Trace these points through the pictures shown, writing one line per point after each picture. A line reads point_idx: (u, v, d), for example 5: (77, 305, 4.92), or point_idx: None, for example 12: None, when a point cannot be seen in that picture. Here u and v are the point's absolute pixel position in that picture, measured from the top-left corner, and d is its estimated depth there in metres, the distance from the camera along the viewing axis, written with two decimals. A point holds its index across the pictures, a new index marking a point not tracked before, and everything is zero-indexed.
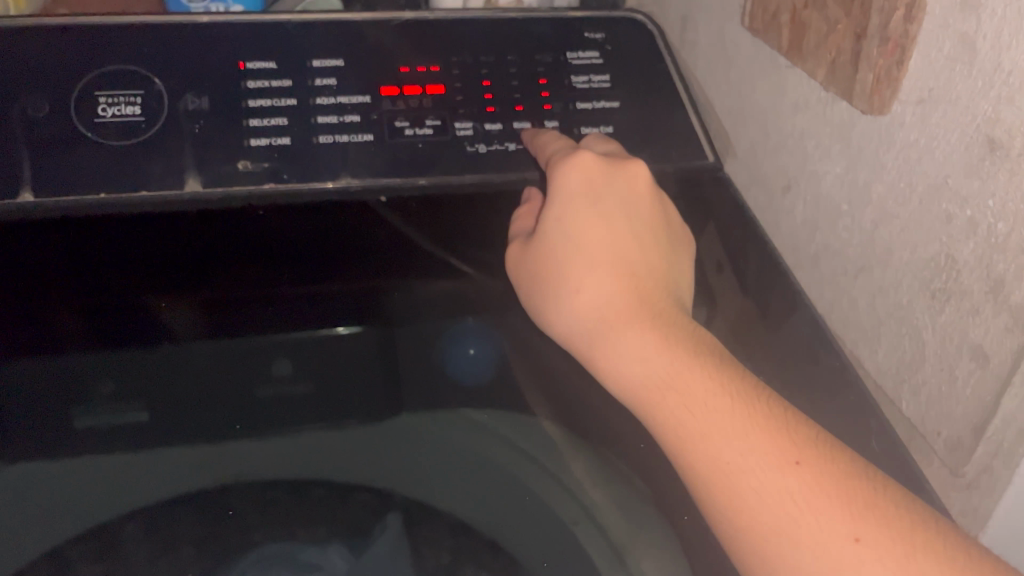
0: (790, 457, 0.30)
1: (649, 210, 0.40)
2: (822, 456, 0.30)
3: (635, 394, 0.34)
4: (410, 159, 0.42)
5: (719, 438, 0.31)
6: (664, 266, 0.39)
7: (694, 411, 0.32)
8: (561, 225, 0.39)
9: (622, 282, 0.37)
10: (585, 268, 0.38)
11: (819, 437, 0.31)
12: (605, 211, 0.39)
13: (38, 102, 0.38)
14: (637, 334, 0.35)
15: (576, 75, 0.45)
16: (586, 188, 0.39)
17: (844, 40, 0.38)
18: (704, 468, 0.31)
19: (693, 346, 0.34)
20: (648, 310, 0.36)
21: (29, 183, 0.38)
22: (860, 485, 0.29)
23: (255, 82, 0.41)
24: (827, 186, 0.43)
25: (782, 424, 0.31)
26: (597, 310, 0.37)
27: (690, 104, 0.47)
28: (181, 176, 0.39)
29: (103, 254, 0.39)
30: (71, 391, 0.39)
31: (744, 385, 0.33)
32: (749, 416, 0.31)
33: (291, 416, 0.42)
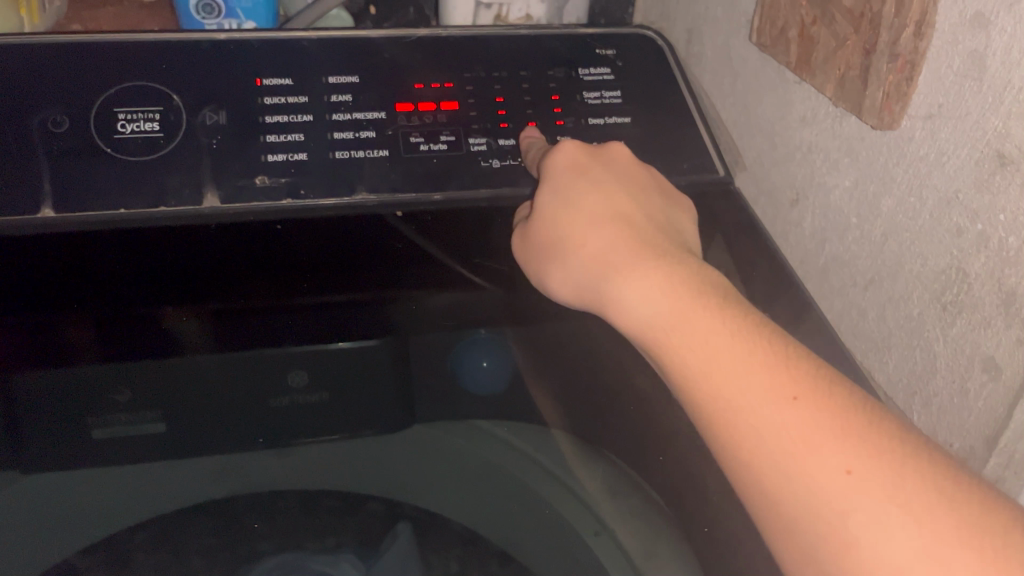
0: (788, 392, 0.29)
1: (641, 177, 0.41)
2: (820, 389, 0.29)
3: (641, 334, 0.34)
4: (425, 173, 0.42)
5: (721, 375, 0.30)
6: (662, 220, 0.39)
7: (697, 350, 0.31)
8: (559, 195, 0.39)
9: (623, 232, 0.37)
10: (587, 225, 0.37)
11: (817, 370, 0.30)
12: (596, 179, 0.39)
13: (58, 118, 0.39)
14: (641, 275, 0.34)
15: (588, 91, 0.46)
16: (574, 164, 0.39)
17: (853, 55, 0.38)
18: (705, 406, 0.30)
19: (695, 284, 0.33)
20: (653, 252, 0.35)
21: (48, 198, 0.38)
22: (856, 417, 0.28)
23: (272, 99, 0.42)
24: (836, 199, 0.43)
25: (784, 359, 0.30)
26: (601, 256, 0.36)
27: (699, 117, 0.47)
28: (198, 191, 0.39)
29: (115, 264, 0.38)
30: (84, 401, 0.38)
31: (744, 321, 0.32)
32: (750, 353, 0.30)
33: (304, 421, 0.43)
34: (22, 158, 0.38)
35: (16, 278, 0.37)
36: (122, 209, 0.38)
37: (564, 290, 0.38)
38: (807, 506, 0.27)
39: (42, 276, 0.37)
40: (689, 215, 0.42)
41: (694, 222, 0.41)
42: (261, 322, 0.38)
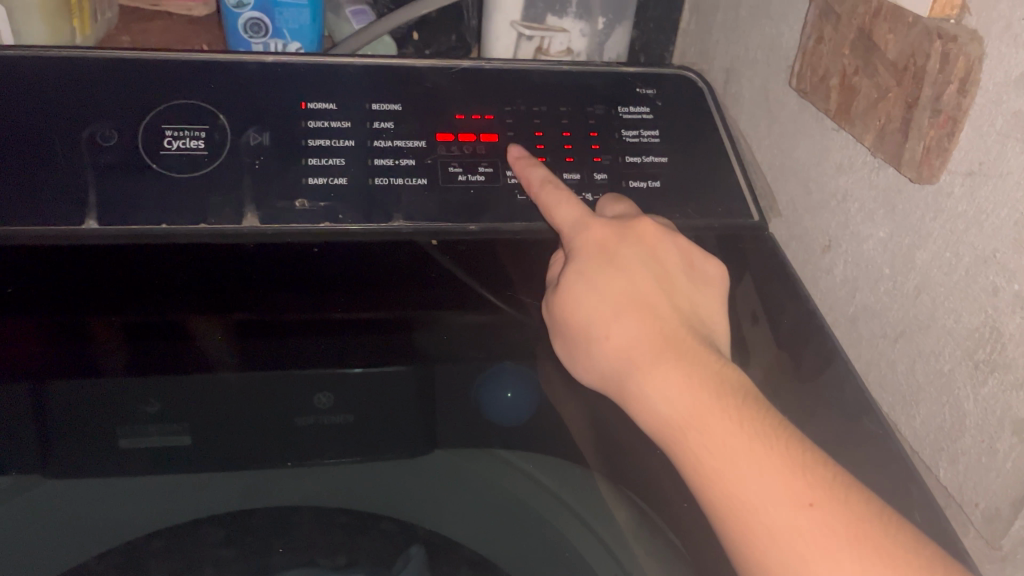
0: (804, 499, 0.31)
1: (668, 255, 0.41)
2: (834, 496, 0.31)
3: (659, 430, 0.35)
4: (462, 203, 0.43)
5: (738, 476, 0.32)
6: (687, 307, 0.39)
7: (714, 452, 0.33)
8: (585, 278, 0.39)
9: (646, 322, 0.38)
10: (612, 312, 0.38)
11: (831, 476, 0.32)
12: (621, 262, 0.39)
13: (108, 132, 0.40)
14: (662, 371, 0.36)
15: (627, 129, 0.46)
16: (599, 247, 0.40)
17: (894, 108, 0.38)
18: (721, 505, 0.32)
19: (716, 383, 0.35)
20: (674, 347, 0.36)
21: (94, 210, 0.39)
22: (868, 526, 0.31)
23: (315, 122, 0.43)
24: (869, 249, 0.43)
25: (800, 464, 0.32)
26: (625, 352, 0.37)
27: (736, 161, 0.47)
28: (239, 210, 0.41)
29: (157, 272, 0.39)
30: (115, 412, 0.38)
31: (761, 423, 0.33)
32: (769, 456, 0.32)
33: (329, 443, 0.42)
34: (72, 170, 0.39)
35: (62, 283, 0.38)
36: (164, 224, 0.40)
37: (589, 378, 0.39)
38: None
39: (82, 278, 0.38)
40: (719, 291, 0.42)
41: (722, 301, 0.42)
42: (290, 347, 0.39)
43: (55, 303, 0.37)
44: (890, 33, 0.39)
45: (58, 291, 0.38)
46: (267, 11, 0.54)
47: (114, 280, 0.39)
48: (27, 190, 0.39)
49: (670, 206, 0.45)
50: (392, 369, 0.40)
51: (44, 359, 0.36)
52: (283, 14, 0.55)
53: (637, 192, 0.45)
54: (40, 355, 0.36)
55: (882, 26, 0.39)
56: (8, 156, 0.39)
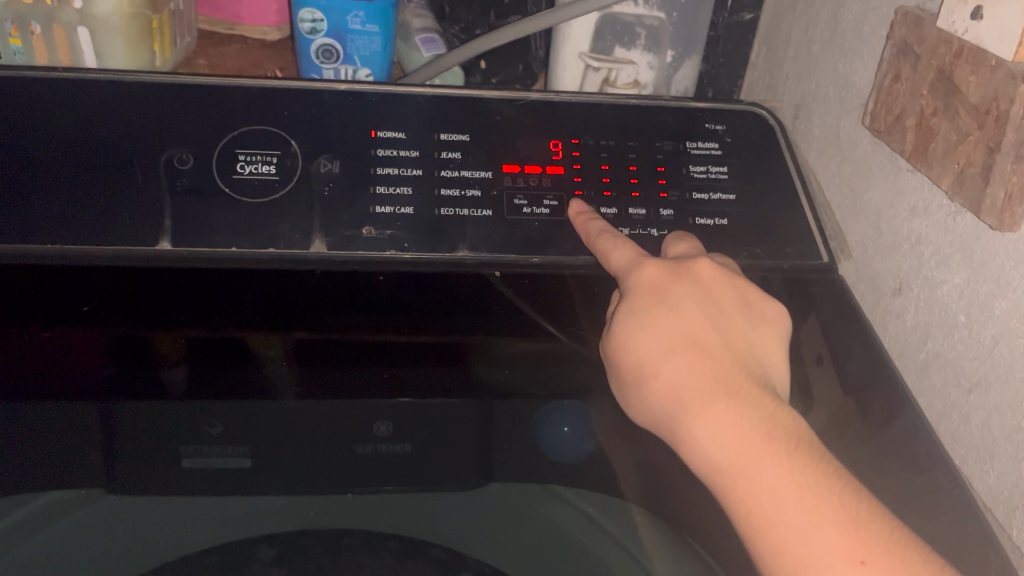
0: (855, 556, 0.30)
1: (726, 294, 0.40)
2: (890, 554, 0.30)
3: (708, 475, 0.34)
4: (526, 236, 0.42)
5: (785, 528, 0.31)
6: (744, 346, 0.38)
7: (764, 502, 0.32)
8: (636, 316, 0.39)
9: (698, 362, 0.37)
10: (663, 352, 0.38)
11: (889, 529, 0.31)
12: (674, 300, 0.39)
13: (184, 155, 0.41)
14: (712, 413, 0.35)
15: (694, 165, 0.46)
16: (652, 286, 0.39)
17: (975, 152, 0.37)
18: (772, 560, 0.32)
19: (768, 427, 0.34)
20: (726, 390, 0.36)
21: (168, 232, 0.40)
22: None
23: (385, 150, 0.43)
24: (943, 294, 0.42)
25: (854, 517, 0.31)
26: (675, 393, 0.36)
27: (807, 201, 0.46)
28: (308, 236, 0.41)
29: (221, 293, 0.40)
30: (179, 430, 0.40)
31: (813, 472, 0.32)
32: (820, 507, 0.31)
33: (385, 471, 0.43)
34: (149, 192, 0.40)
35: (124, 298, 0.39)
36: (233, 248, 0.40)
37: (642, 419, 0.39)
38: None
39: (150, 296, 0.39)
40: (781, 331, 0.40)
41: (784, 342, 0.40)
42: (350, 377, 0.40)
43: (118, 317, 0.38)
44: (972, 75, 0.38)
45: (121, 306, 0.38)
46: (340, 38, 0.55)
47: (182, 297, 0.39)
48: (106, 209, 0.39)
49: (736, 244, 0.44)
50: (452, 401, 0.41)
51: (111, 378, 0.38)
52: (355, 41, 0.56)
53: (704, 230, 0.44)
54: (107, 374, 0.38)
55: (964, 68, 0.38)
56: (91, 175, 0.40)
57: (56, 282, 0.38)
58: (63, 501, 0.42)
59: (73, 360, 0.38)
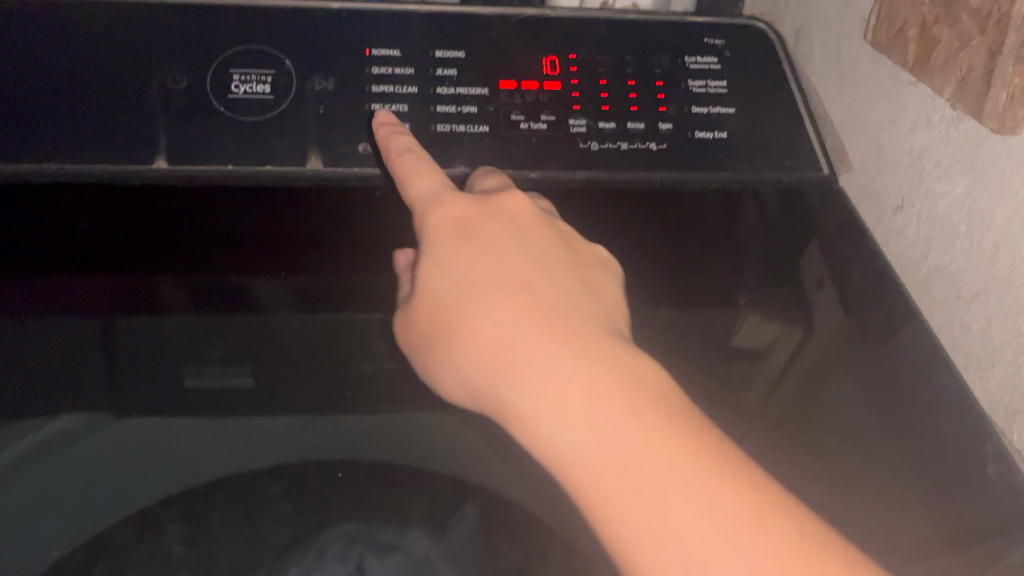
0: (752, 550, 0.28)
1: (542, 235, 0.38)
2: (778, 533, 0.29)
3: (555, 461, 0.32)
4: (524, 151, 0.42)
5: (661, 523, 0.29)
6: (575, 289, 0.36)
7: (628, 486, 0.30)
8: (448, 272, 0.36)
9: (530, 315, 0.35)
10: (478, 299, 0.35)
11: (767, 501, 0.30)
12: (485, 239, 0.37)
13: (178, 75, 0.41)
14: (497, 339, 0.34)
15: (693, 79, 0.45)
16: (455, 230, 0.37)
17: (977, 57, 0.37)
18: (644, 558, 0.29)
19: (628, 396, 0.31)
20: (577, 349, 0.33)
21: (163, 150, 0.40)
22: (824, 569, 0.28)
23: (379, 68, 0.43)
24: (944, 206, 0.42)
25: (734, 498, 0.29)
26: (499, 351, 0.34)
27: (807, 117, 0.46)
28: (304, 155, 0.42)
29: (205, 224, 0.39)
30: (182, 352, 0.40)
31: (688, 441, 0.31)
32: (709, 494, 0.29)
33: (386, 390, 0.43)
34: (143, 111, 0.40)
35: (111, 232, 0.39)
36: (230, 165, 0.41)
37: (454, 387, 0.37)
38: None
39: (140, 230, 0.39)
40: (593, 270, 0.38)
41: (613, 287, 0.38)
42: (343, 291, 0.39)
43: (102, 252, 0.38)
44: None
45: (106, 241, 0.38)
46: None
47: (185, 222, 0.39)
48: (102, 129, 0.40)
49: (735, 159, 0.44)
50: None
51: (97, 307, 0.38)
52: None
53: (704, 143, 0.44)
54: (94, 302, 0.38)
55: None
56: (86, 94, 0.40)
57: (54, 207, 0.39)
58: (72, 429, 0.41)
59: (77, 284, 0.37)
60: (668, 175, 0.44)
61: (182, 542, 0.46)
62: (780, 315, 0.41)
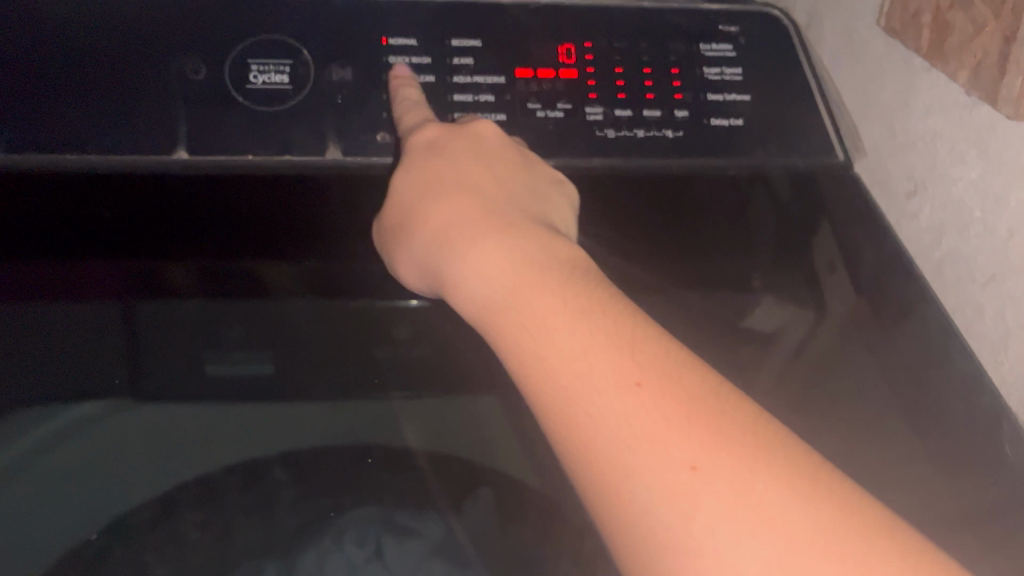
0: (630, 377, 0.28)
1: (506, 156, 0.38)
2: (673, 384, 0.28)
3: (477, 315, 0.32)
4: (541, 138, 0.43)
5: (571, 376, 0.28)
6: (518, 189, 0.36)
7: (535, 332, 0.29)
8: (408, 174, 0.37)
9: (465, 197, 0.35)
10: (429, 191, 0.36)
11: (681, 368, 0.28)
12: (451, 154, 0.37)
13: (195, 63, 0.41)
14: (444, 208, 0.34)
15: (709, 66, 0.45)
16: (429, 145, 0.37)
17: (993, 43, 0.37)
18: (546, 400, 0.28)
19: (545, 259, 0.31)
20: (502, 220, 0.33)
21: (184, 140, 0.40)
22: (722, 421, 0.27)
23: (396, 58, 0.43)
24: (959, 191, 0.42)
25: (638, 349, 0.28)
26: (438, 227, 0.34)
27: (823, 103, 0.46)
28: (323, 143, 0.41)
29: (219, 210, 0.41)
30: (203, 338, 0.44)
31: (601, 301, 0.30)
32: (612, 342, 0.28)
33: (403, 373, 0.48)
34: (162, 100, 0.40)
35: (127, 216, 0.40)
36: (249, 156, 0.41)
37: (408, 271, 0.37)
38: (653, 521, 0.26)
39: (155, 213, 0.40)
40: (543, 182, 0.38)
41: (562, 206, 0.38)
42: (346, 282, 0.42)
43: (118, 241, 0.39)
44: None
45: (122, 226, 0.40)
46: None
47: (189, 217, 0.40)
48: (121, 120, 0.40)
49: (755, 142, 0.44)
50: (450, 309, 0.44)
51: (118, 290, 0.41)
52: None
53: (719, 131, 0.44)
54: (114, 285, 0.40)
55: None
56: (102, 82, 0.40)
57: (60, 195, 0.39)
58: (90, 416, 0.46)
59: (89, 274, 0.40)
60: (683, 163, 0.44)
61: (198, 525, 0.48)
62: (791, 298, 0.46)
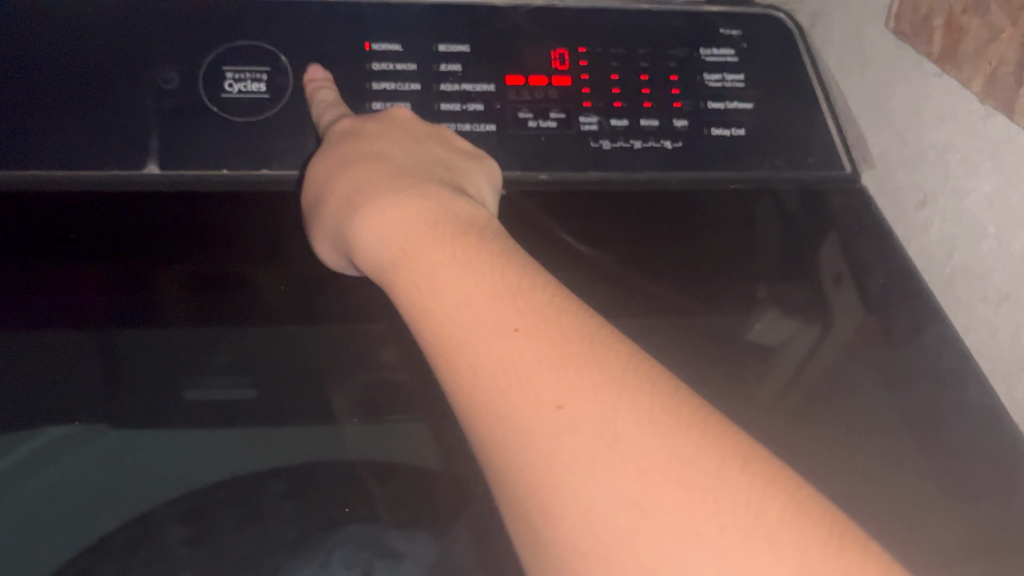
0: (509, 324, 0.26)
1: (414, 129, 0.37)
2: (553, 326, 0.26)
3: (381, 276, 0.30)
4: (533, 150, 0.41)
5: (455, 319, 0.27)
6: (430, 159, 0.35)
7: (427, 280, 0.28)
8: (323, 149, 0.36)
9: (375, 166, 0.34)
10: (339, 162, 0.35)
11: (574, 316, 0.27)
12: (362, 129, 0.36)
13: (169, 74, 0.39)
14: (348, 174, 0.34)
15: (709, 72, 0.43)
16: (343, 127, 0.37)
17: (1010, 49, 0.35)
18: (437, 350, 0.27)
19: (445, 215, 0.30)
20: (408, 184, 0.32)
21: (155, 154, 0.38)
22: (606, 369, 0.25)
23: (380, 65, 0.41)
24: (972, 204, 0.40)
25: (524, 292, 0.27)
26: (345, 192, 0.33)
27: (827, 107, 0.44)
28: (302, 156, 0.39)
29: (209, 228, 0.39)
30: (190, 364, 0.46)
31: (482, 245, 0.29)
32: (500, 289, 0.27)
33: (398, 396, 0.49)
34: (133, 113, 0.38)
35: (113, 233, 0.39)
36: (224, 170, 0.38)
37: (322, 248, 0.36)
38: (520, 467, 0.25)
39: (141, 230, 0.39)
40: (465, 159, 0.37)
41: (482, 175, 0.37)
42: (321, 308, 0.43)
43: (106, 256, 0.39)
44: None
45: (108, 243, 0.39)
46: None
47: (169, 229, 0.39)
48: (88, 134, 0.37)
49: (755, 153, 0.42)
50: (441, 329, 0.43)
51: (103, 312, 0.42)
52: None
53: (720, 141, 0.42)
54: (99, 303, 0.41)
55: None
56: (70, 95, 0.37)
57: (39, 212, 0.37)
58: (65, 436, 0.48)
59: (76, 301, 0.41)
60: (684, 175, 0.41)
61: (185, 541, 0.45)
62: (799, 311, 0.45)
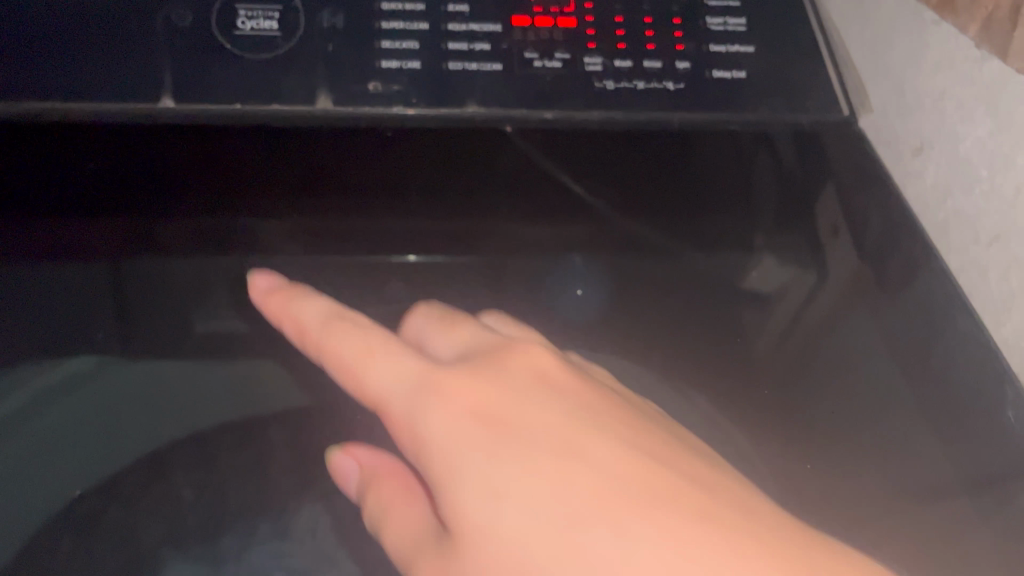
0: (650, 534, 0.30)
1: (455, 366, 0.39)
2: (658, 498, 0.32)
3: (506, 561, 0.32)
4: (537, 90, 0.42)
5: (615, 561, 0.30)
6: (493, 357, 0.38)
7: (566, 533, 0.31)
8: (374, 384, 0.37)
9: (455, 400, 0.36)
10: (410, 408, 0.36)
11: (653, 484, 0.33)
12: (403, 365, 0.38)
13: (180, 12, 0.39)
14: (444, 412, 0.35)
15: (712, 15, 0.43)
16: (368, 357, 0.38)
17: None
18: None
19: (551, 461, 0.33)
20: (503, 430, 0.34)
21: (168, 90, 0.39)
22: (702, 508, 0.31)
23: (390, 4, 0.41)
24: (966, 148, 0.42)
25: (664, 522, 0.31)
26: (439, 442, 0.34)
27: (828, 56, 0.44)
28: (313, 93, 0.40)
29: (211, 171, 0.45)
30: (198, 295, 0.44)
31: (561, 467, 0.33)
32: (634, 517, 0.31)
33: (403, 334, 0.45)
34: (142, 50, 0.39)
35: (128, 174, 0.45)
36: (237, 104, 0.40)
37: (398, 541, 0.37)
38: None
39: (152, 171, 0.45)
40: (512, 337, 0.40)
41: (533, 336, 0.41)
42: (345, 227, 0.46)
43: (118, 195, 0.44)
44: None
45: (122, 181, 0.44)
46: None
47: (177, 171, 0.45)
48: (99, 69, 0.39)
49: (756, 96, 0.43)
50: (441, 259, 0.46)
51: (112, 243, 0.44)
52: None
53: (720, 83, 0.43)
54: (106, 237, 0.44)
55: None
56: (82, 30, 0.38)
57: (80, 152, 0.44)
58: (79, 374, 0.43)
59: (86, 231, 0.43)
60: (685, 117, 0.42)
61: None
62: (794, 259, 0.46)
